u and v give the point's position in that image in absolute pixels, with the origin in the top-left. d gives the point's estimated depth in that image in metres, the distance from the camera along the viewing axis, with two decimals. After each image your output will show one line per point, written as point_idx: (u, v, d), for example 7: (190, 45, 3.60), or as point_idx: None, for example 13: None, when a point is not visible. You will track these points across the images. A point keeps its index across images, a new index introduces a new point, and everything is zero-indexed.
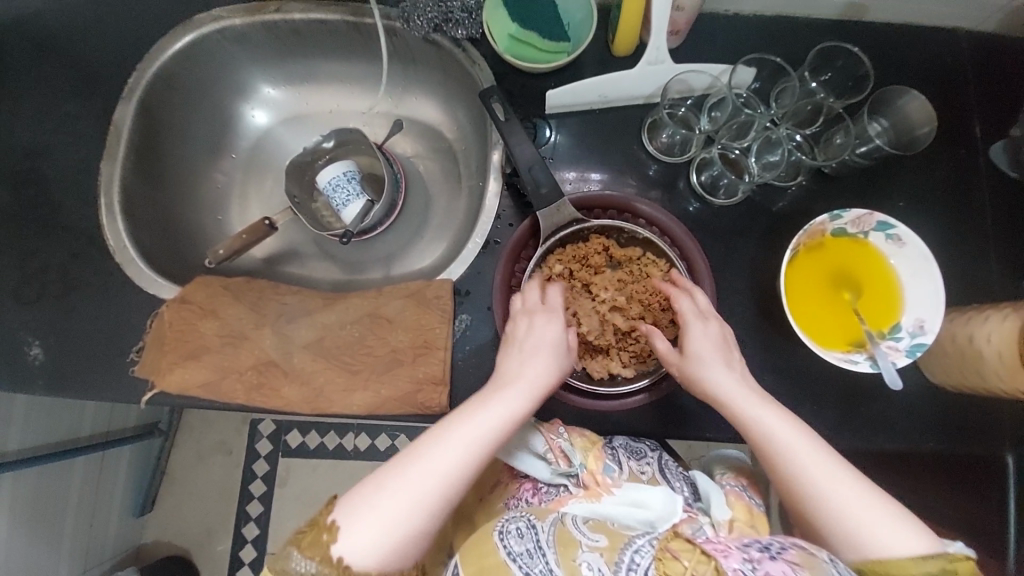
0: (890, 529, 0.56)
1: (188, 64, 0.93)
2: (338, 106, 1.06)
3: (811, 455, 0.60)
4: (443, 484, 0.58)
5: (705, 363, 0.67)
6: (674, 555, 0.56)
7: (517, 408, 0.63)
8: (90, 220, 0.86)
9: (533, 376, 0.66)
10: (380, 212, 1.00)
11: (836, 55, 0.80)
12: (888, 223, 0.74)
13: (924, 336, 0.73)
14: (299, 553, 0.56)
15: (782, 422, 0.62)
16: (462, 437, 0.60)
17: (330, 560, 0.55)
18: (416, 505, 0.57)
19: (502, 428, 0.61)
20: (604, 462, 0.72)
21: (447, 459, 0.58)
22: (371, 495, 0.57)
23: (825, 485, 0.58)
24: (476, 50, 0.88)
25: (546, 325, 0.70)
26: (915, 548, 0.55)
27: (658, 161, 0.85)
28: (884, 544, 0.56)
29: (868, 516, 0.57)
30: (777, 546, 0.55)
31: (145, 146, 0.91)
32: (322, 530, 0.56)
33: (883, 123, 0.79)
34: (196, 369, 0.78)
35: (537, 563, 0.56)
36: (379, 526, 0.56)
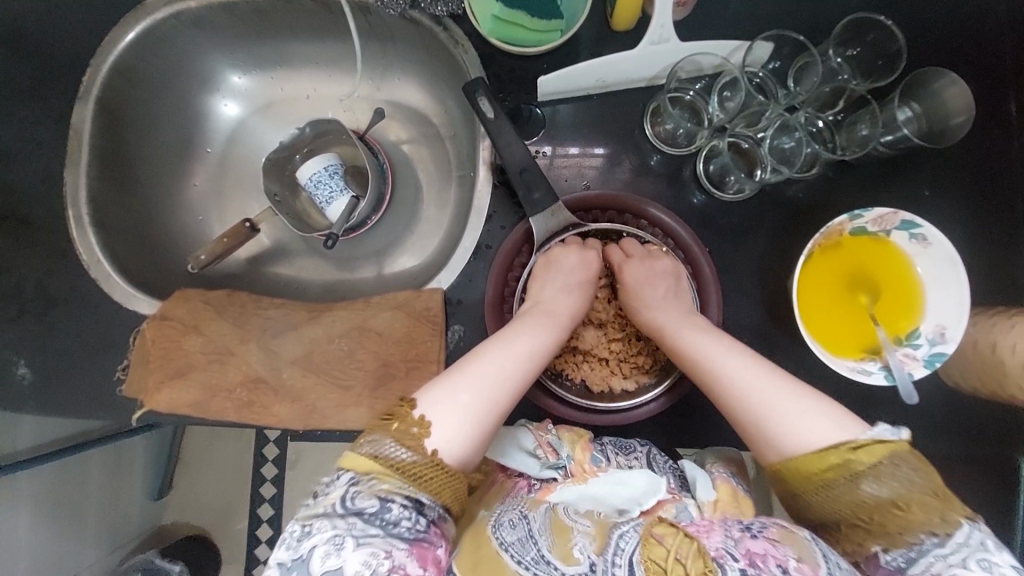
0: (810, 423, 0.56)
1: (147, 55, 0.85)
2: (314, 92, 0.98)
3: (731, 359, 0.63)
4: (503, 385, 0.60)
5: (642, 288, 0.71)
6: (659, 539, 0.54)
7: (557, 328, 0.68)
8: (61, 233, 0.82)
9: (573, 296, 0.71)
10: (367, 208, 0.94)
11: (867, 28, 0.70)
12: (914, 223, 0.68)
13: (945, 345, 0.68)
14: (392, 440, 0.54)
15: (704, 338, 0.65)
16: (516, 343, 0.64)
17: (423, 450, 0.54)
18: (487, 403, 0.59)
19: (549, 343, 0.66)
20: (591, 453, 0.69)
21: (504, 365, 0.62)
22: (441, 393, 0.58)
23: (743, 385, 0.61)
24: (459, 30, 0.79)
25: (580, 257, 0.73)
26: (827, 439, 0.55)
27: (662, 152, 0.78)
28: (801, 438, 0.56)
29: (786, 410, 0.58)
30: (759, 526, 0.56)
31: (109, 148, 0.85)
32: (411, 423, 0.56)
33: (914, 107, 0.71)
34: (184, 388, 0.76)
35: (529, 551, 0.56)
36: (455, 416, 0.57)
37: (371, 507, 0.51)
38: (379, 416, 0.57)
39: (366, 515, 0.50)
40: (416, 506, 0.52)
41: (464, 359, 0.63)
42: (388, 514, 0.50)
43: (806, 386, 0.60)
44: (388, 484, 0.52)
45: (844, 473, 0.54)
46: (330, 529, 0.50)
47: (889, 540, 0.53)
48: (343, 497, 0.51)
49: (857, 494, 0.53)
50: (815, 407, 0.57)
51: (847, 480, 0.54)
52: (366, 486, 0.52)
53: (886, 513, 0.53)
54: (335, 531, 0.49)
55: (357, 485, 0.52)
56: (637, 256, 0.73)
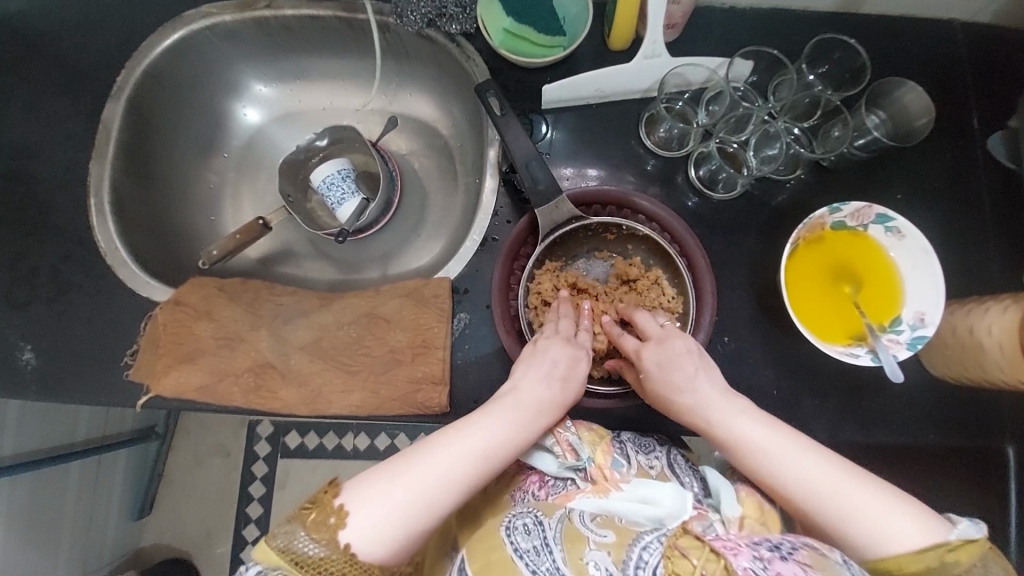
0: (891, 525, 0.57)
1: (177, 62, 0.91)
2: (330, 103, 1.05)
3: (790, 459, 0.62)
4: (450, 486, 0.59)
5: (674, 378, 0.69)
6: (683, 553, 0.56)
7: (524, 431, 0.65)
8: (81, 222, 0.84)
9: (548, 394, 0.68)
10: (376, 210, 0.99)
11: (834, 47, 0.79)
12: (887, 216, 0.74)
13: (925, 328, 0.72)
14: (305, 531, 0.55)
15: (758, 435, 0.64)
16: (476, 442, 0.62)
17: (336, 545, 0.55)
18: (419, 508, 0.57)
19: (506, 447, 0.63)
20: (612, 456, 0.71)
21: (453, 470, 0.60)
22: (378, 488, 0.57)
23: (810, 489, 0.60)
24: (471, 46, 0.87)
25: (568, 354, 0.71)
26: (917, 540, 0.56)
27: (657, 156, 0.85)
28: (886, 542, 0.57)
29: (864, 511, 0.58)
30: (787, 546, 0.56)
31: (134, 145, 0.89)
32: (329, 513, 0.56)
33: (880, 115, 0.79)
34: (192, 371, 0.77)
35: (544, 561, 0.57)
36: (385, 513, 0.56)
37: None
38: (302, 503, 0.57)
39: None
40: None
41: (416, 449, 0.61)
42: None
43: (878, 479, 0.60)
44: None
45: (942, 575, 0.55)
46: None
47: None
48: None
49: None
50: (890, 511, 0.57)
51: None
52: None
53: None
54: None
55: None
56: (653, 338, 0.72)
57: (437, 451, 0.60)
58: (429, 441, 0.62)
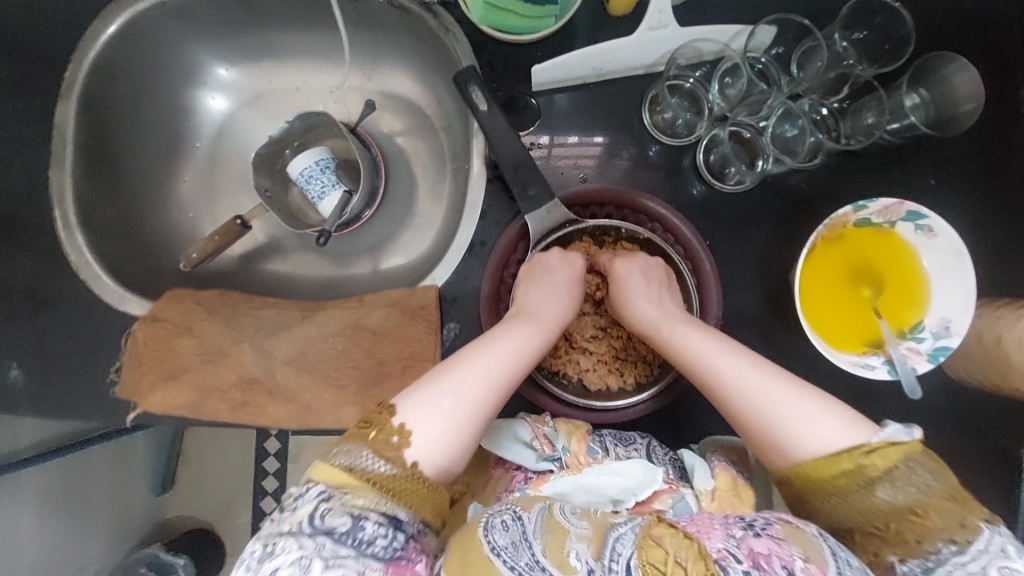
0: (812, 421, 0.56)
1: (130, 49, 0.83)
2: (303, 83, 0.95)
3: (728, 364, 0.61)
4: (495, 389, 0.60)
5: (629, 290, 0.70)
6: (658, 541, 0.52)
7: (550, 334, 0.67)
8: (48, 234, 0.80)
9: (560, 304, 0.70)
10: (360, 203, 0.93)
11: (873, 10, 0.68)
12: (920, 214, 0.66)
13: (949, 339, 0.67)
14: (368, 450, 0.54)
15: (701, 342, 0.64)
16: (505, 347, 0.63)
17: (403, 463, 0.54)
18: (470, 410, 0.58)
19: (536, 347, 0.65)
20: (587, 444, 0.68)
21: (489, 372, 0.60)
22: (424, 398, 0.58)
23: (745, 391, 0.59)
24: (449, 17, 0.77)
25: (566, 263, 0.71)
26: (832, 445, 0.54)
27: (660, 143, 0.76)
28: (805, 442, 0.55)
29: (786, 409, 0.57)
30: (761, 523, 0.53)
31: (95, 147, 0.83)
32: (390, 432, 0.55)
33: (922, 94, 0.69)
34: (178, 389, 0.76)
35: (523, 556, 0.51)
36: (438, 421, 0.56)
37: (344, 524, 0.50)
38: (356, 424, 0.57)
39: (337, 533, 0.49)
40: (391, 522, 0.51)
41: (441, 368, 0.61)
42: (362, 532, 0.50)
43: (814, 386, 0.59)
44: (365, 500, 0.51)
45: (858, 479, 0.53)
46: (296, 549, 0.48)
47: (905, 550, 0.51)
48: (313, 513, 0.50)
49: (871, 502, 0.52)
50: (823, 410, 0.56)
51: (859, 488, 0.52)
52: (338, 503, 0.50)
53: (903, 521, 0.51)
54: (302, 552, 0.48)
55: (328, 501, 0.50)
56: (624, 254, 0.73)
57: (471, 360, 0.61)
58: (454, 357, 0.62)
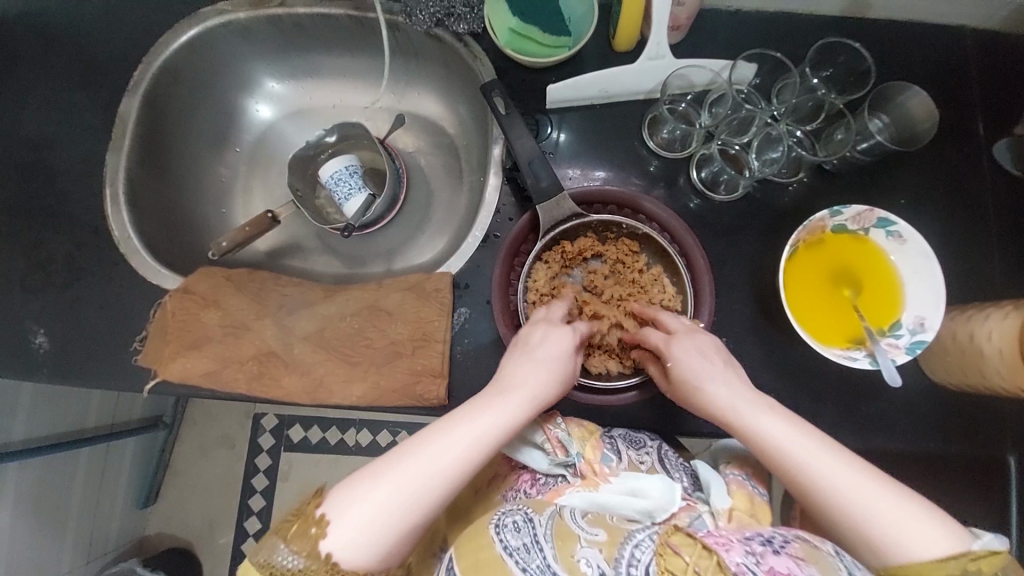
0: (910, 530, 0.55)
1: (193, 59, 0.94)
2: (341, 100, 1.07)
3: (821, 465, 0.59)
4: (436, 488, 0.59)
5: (696, 373, 0.68)
6: (676, 550, 0.57)
7: (520, 414, 0.65)
8: (96, 211, 0.87)
9: (548, 381, 0.68)
10: (383, 205, 1.01)
11: (838, 51, 0.80)
12: (889, 220, 0.74)
13: (924, 334, 0.72)
14: (284, 545, 0.56)
15: (783, 432, 0.61)
16: (461, 434, 0.61)
17: (316, 555, 0.56)
18: (403, 508, 0.57)
19: (497, 432, 0.63)
20: (601, 452, 0.73)
21: (439, 463, 0.59)
22: (358, 494, 0.57)
23: (836, 490, 0.58)
24: (478, 46, 0.89)
25: (553, 338, 0.71)
26: (937, 550, 0.54)
27: (660, 157, 0.86)
28: (910, 549, 0.55)
29: (885, 516, 0.56)
30: (779, 541, 0.58)
31: (150, 139, 0.92)
32: (311, 523, 0.56)
33: (883, 120, 0.79)
34: (198, 358, 0.79)
35: (534, 558, 0.57)
36: (366, 517, 0.56)
37: None
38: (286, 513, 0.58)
39: None
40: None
41: (391, 455, 0.60)
42: None
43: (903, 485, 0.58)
44: None
45: None
46: None
47: None
48: None
49: None
50: (909, 512, 0.56)
51: None
52: None
53: None
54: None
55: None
56: (678, 331, 0.72)
57: (427, 453, 0.60)
58: (405, 443, 0.61)
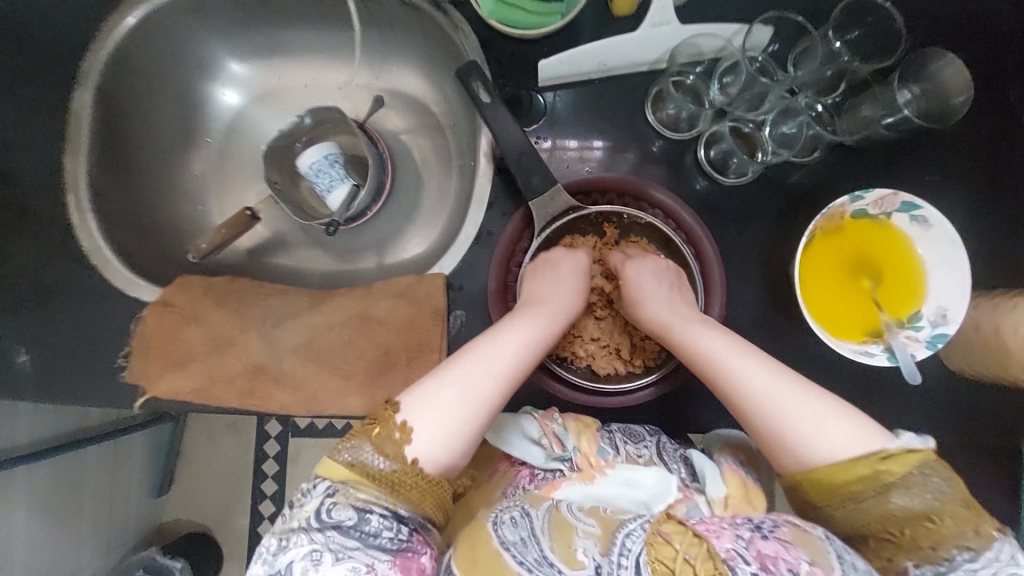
0: (832, 429, 0.56)
1: (146, 42, 0.86)
2: (313, 80, 0.98)
3: (747, 366, 0.61)
4: (501, 381, 0.60)
5: (643, 291, 0.71)
6: (666, 538, 0.53)
7: (552, 324, 0.67)
8: (61, 221, 0.82)
9: (566, 295, 0.71)
10: (366, 198, 0.93)
11: (867, 10, 0.71)
12: (915, 204, 0.68)
13: (946, 326, 0.68)
14: (372, 446, 0.55)
15: (712, 338, 0.64)
16: (508, 335, 0.63)
17: (404, 459, 0.55)
18: (472, 403, 0.58)
19: (543, 333, 0.65)
20: (598, 445, 0.69)
21: (496, 362, 0.61)
22: (424, 393, 0.58)
23: (758, 389, 0.59)
24: (458, 14, 0.79)
25: (574, 262, 0.74)
26: (853, 449, 0.55)
27: (664, 137, 0.78)
28: (820, 447, 0.55)
29: (802, 415, 0.57)
30: (769, 525, 0.55)
31: (109, 135, 0.85)
32: (393, 428, 0.55)
33: (915, 90, 0.71)
34: (185, 375, 0.76)
35: (531, 551, 0.54)
36: (440, 416, 0.56)
37: (349, 519, 0.52)
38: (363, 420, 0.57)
39: (343, 527, 0.52)
40: (395, 515, 0.53)
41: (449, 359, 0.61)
42: (367, 526, 0.52)
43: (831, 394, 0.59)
44: (367, 494, 0.53)
45: (874, 485, 0.53)
46: (307, 545, 0.51)
47: (919, 555, 0.53)
48: (319, 508, 0.53)
49: (887, 506, 0.53)
50: (837, 414, 0.57)
51: (876, 493, 0.53)
52: (343, 497, 0.53)
53: (916, 525, 0.53)
54: (313, 547, 0.51)
55: (334, 496, 0.53)
56: (636, 256, 0.75)
57: (475, 352, 0.61)
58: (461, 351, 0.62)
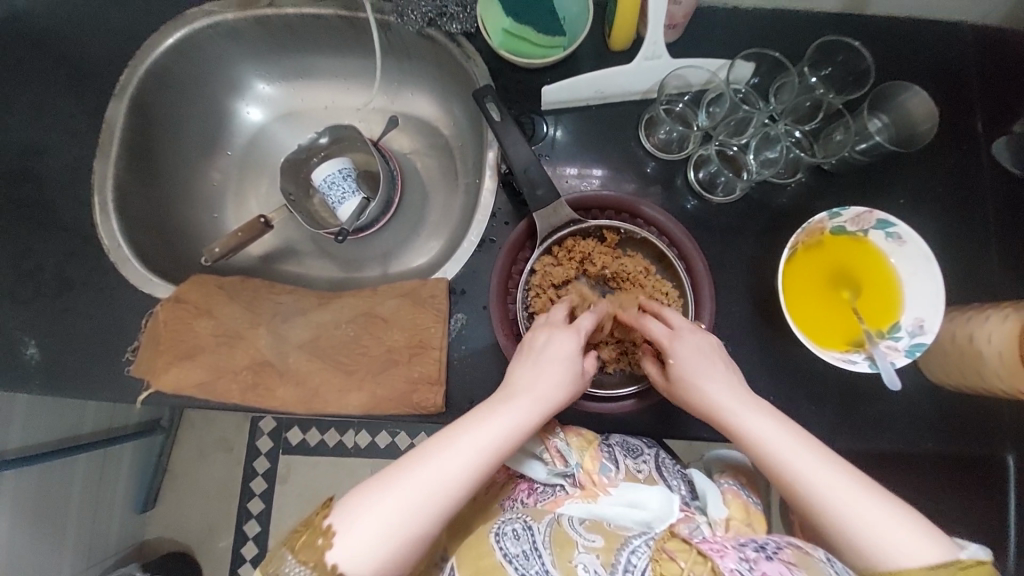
0: (892, 536, 0.54)
1: (181, 62, 0.93)
2: (333, 102, 1.05)
3: (804, 462, 0.59)
4: (455, 487, 0.58)
5: (693, 372, 0.66)
6: (670, 555, 0.57)
7: (525, 418, 0.63)
8: (84, 218, 0.86)
9: (553, 380, 0.66)
10: (377, 209, 0.98)
11: (836, 49, 0.79)
12: (889, 222, 0.73)
13: (924, 336, 0.72)
14: (293, 556, 0.55)
15: (770, 430, 0.61)
16: (474, 439, 0.60)
17: (324, 566, 0.54)
18: (417, 512, 0.56)
19: (518, 430, 0.62)
20: (600, 461, 0.71)
21: (450, 468, 0.58)
22: (370, 500, 0.56)
23: (820, 493, 0.57)
24: (471, 45, 0.87)
25: (557, 338, 0.68)
26: (915, 557, 0.53)
27: (657, 159, 0.85)
28: (889, 552, 0.53)
29: (867, 519, 0.55)
30: (772, 546, 0.56)
31: (138, 144, 0.91)
32: (318, 534, 0.55)
33: (883, 119, 0.79)
34: (191, 369, 0.78)
35: (533, 564, 0.57)
36: (376, 526, 0.55)
37: None
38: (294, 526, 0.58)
39: None
40: None
41: (405, 462, 0.59)
42: None
43: (881, 488, 0.58)
44: None
45: None
46: None
47: None
48: None
49: None
50: (895, 521, 0.55)
51: None
52: None
53: None
54: None
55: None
56: (684, 330, 0.69)
57: (432, 455, 0.59)
58: (421, 446, 0.60)
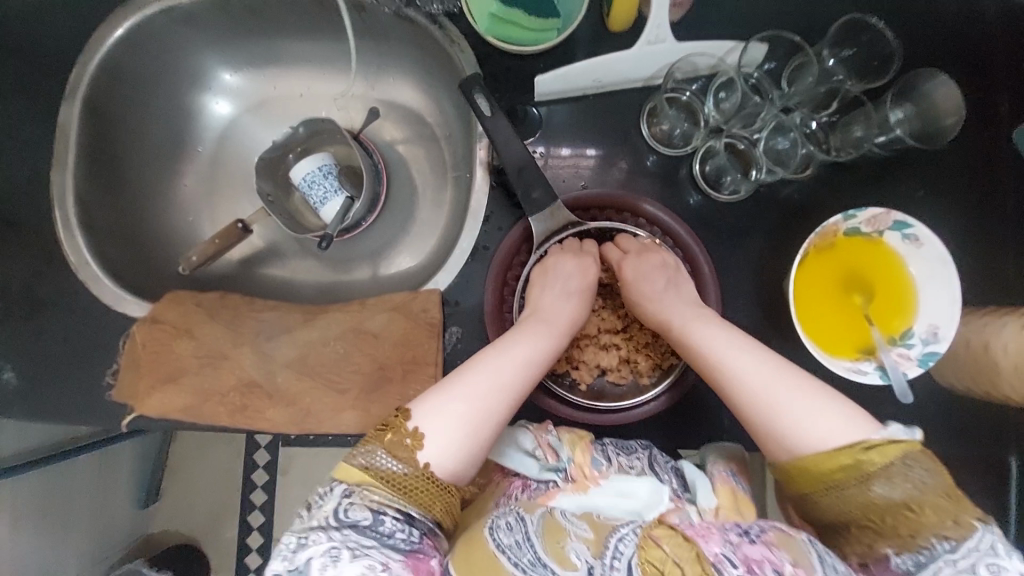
0: (823, 421, 0.55)
1: (135, 54, 0.84)
2: (307, 90, 0.97)
3: (740, 359, 0.61)
4: (506, 396, 0.59)
5: (642, 293, 0.71)
6: (657, 542, 0.53)
7: (556, 340, 0.67)
8: (47, 233, 0.80)
9: (568, 304, 0.70)
10: (362, 208, 0.91)
11: (862, 29, 0.71)
12: (906, 223, 0.69)
13: (937, 344, 0.69)
14: (384, 450, 0.54)
15: (716, 335, 0.64)
16: (517, 351, 0.63)
17: (416, 463, 0.54)
18: (481, 415, 0.57)
19: (550, 346, 0.65)
20: (591, 455, 0.66)
21: (503, 376, 0.60)
22: (437, 403, 0.57)
23: (754, 385, 0.59)
24: (455, 28, 0.79)
25: (578, 265, 0.72)
26: (837, 439, 0.54)
27: (658, 152, 0.78)
28: (809, 436, 0.55)
29: (793, 406, 0.57)
30: (756, 530, 0.54)
31: (97, 148, 0.84)
32: (405, 435, 0.55)
33: (906, 109, 0.72)
34: (175, 392, 0.75)
35: (525, 554, 0.53)
36: (451, 429, 0.56)
37: (365, 518, 0.51)
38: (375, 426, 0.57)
39: (359, 527, 0.51)
40: (407, 518, 0.52)
41: (455, 373, 0.60)
42: (382, 526, 0.51)
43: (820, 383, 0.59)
44: (380, 495, 0.52)
45: (854, 475, 0.53)
46: (324, 540, 0.49)
47: (900, 543, 0.52)
48: (336, 508, 0.52)
49: (868, 496, 0.52)
50: (826, 407, 0.56)
51: (858, 482, 0.53)
52: (360, 497, 0.52)
53: (897, 515, 0.52)
54: (331, 542, 0.49)
55: (351, 497, 0.52)
56: (633, 252, 0.73)
57: (477, 366, 0.60)
58: (472, 360, 0.62)
